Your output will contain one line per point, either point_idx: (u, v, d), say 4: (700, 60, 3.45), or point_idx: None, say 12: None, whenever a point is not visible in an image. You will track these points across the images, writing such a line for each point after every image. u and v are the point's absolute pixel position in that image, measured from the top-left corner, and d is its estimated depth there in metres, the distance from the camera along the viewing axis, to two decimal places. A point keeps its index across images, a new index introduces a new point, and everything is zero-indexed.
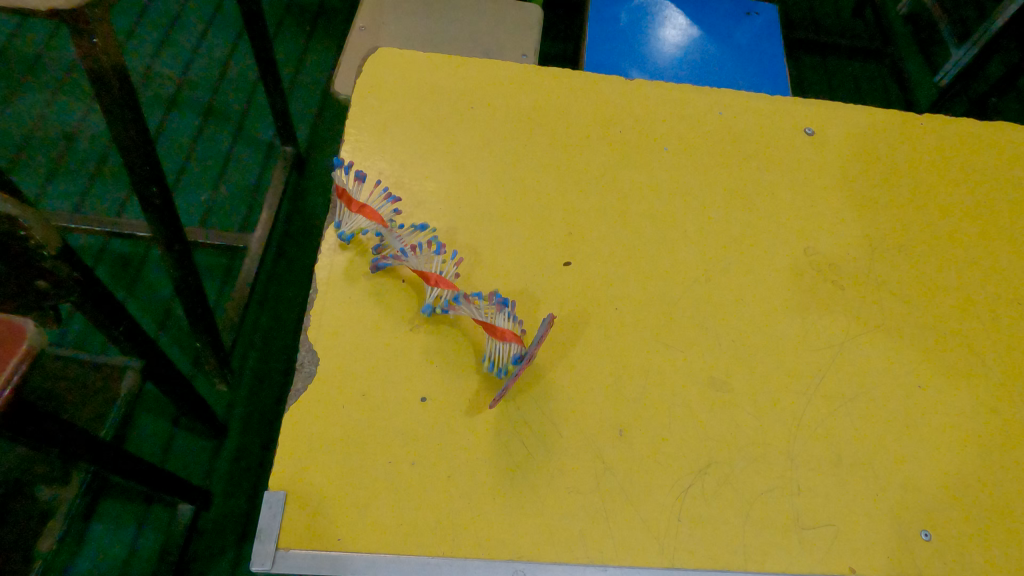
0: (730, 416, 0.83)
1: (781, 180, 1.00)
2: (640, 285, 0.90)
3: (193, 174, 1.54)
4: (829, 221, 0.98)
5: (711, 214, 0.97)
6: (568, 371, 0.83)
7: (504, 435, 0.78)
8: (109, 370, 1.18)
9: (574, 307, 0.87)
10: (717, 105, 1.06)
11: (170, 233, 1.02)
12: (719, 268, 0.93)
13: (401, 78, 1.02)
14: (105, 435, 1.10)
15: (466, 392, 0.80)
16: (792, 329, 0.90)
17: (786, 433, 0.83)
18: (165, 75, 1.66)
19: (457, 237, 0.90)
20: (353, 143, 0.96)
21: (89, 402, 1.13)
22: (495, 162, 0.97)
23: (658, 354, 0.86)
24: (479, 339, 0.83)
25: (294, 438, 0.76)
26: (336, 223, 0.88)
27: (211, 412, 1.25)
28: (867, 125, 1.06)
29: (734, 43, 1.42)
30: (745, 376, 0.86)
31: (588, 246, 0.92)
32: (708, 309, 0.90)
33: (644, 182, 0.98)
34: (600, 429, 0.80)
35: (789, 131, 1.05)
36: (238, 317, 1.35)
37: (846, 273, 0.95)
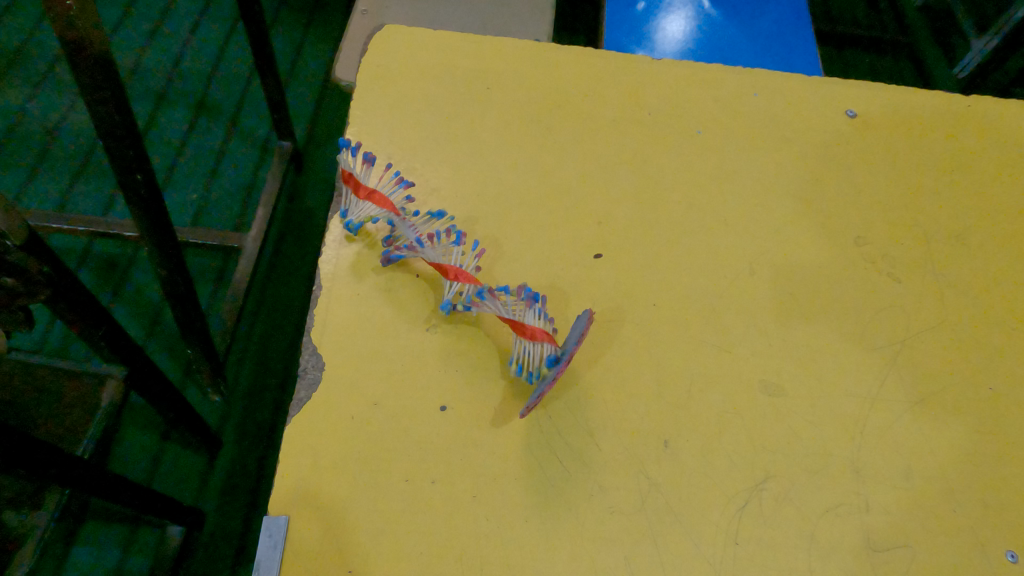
0: (788, 423, 0.74)
1: (828, 163, 0.92)
2: (681, 278, 0.81)
3: (184, 171, 1.44)
4: (882, 206, 0.89)
5: (754, 200, 0.88)
6: (605, 375, 0.74)
7: (536, 447, 0.69)
8: (90, 380, 1.07)
9: (608, 304, 0.78)
10: (755, 84, 0.97)
11: (159, 227, 0.91)
12: (765, 259, 0.84)
13: (409, 57, 0.93)
14: (82, 453, 1.00)
15: (492, 399, 0.70)
16: (850, 325, 0.81)
17: (851, 442, 0.74)
18: (155, 68, 1.56)
19: (476, 227, 0.81)
20: (358, 126, 0.87)
21: (67, 417, 1.03)
22: (514, 146, 0.88)
23: (703, 356, 0.76)
24: (505, 339, 0.74)
25: (297, 453, 0.66)
26: (341, 211, 0.79)
27: (203, 424, 1.14)
28: (915, 105, 0.97)
29: (760, 25, 1.32)
30: (803, 379, 0.77)
31: (621, 236, 0.83)
32: (757, 304, 0.81)
33: (679, 166, 0.89)
34: (643, 440, 0.71)
35: (834, 110, 0.96)
36: (233, 322, 1.25)
37: (906, 263, 0.85)
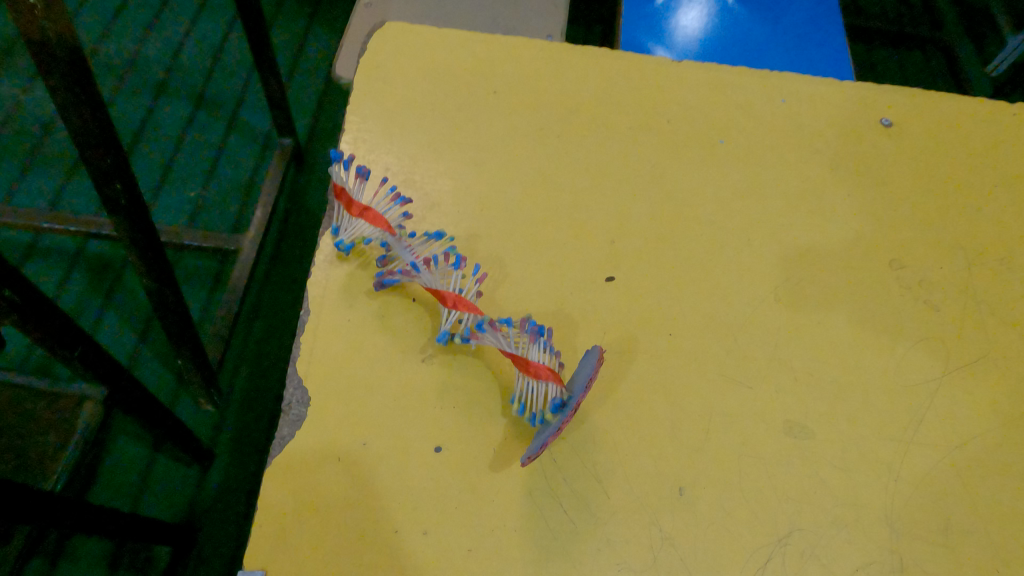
0: (814, 469, 0.68)
1: (861, 178, 0.85)
2: (700, 305, 0.75)
3: (182, 168, 1.39)
4: (921, 227, 0.82)
5: (780, 218, 0.81)
6: (615, 413, 0.68)
7: (538, 495, 0.63)
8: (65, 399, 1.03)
9: (620, 334, 0.72)
10: (783, 89, 0.90)
11: (144, 237, 0.86)
12: (794, 282, 0.77)
13: (410, 57, 0.87)
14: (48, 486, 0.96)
15: (490, 441, 0.65)
16: (884, 359, 0.74)
17: (883, 490, 0.68)
18: (154, 60, 1.50)
19: (478, 246, 0.75)
20: (354, 132, 0.81)
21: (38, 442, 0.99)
22: (522, 156, 0.81)
23: (722, 392, 0.70)
24: (507, 373, 0.68)
25: (279, 497, 0.61)
26: (333, 228, 0.73)
27: (193, 437, 1.09)
28: (955, 115, 0.90)
29: (787, 22, 1.24)
30: (831, 418, 0.70)
31: (636, 257, 0.76)
32: (783, 335, 0.74)
33: (699, 180, 0.82)
34: (656, 487, 0.65)
35: (868, 119, 0.89)
36: (228, 329, 1.19)
37: (946, 292, 0.78)
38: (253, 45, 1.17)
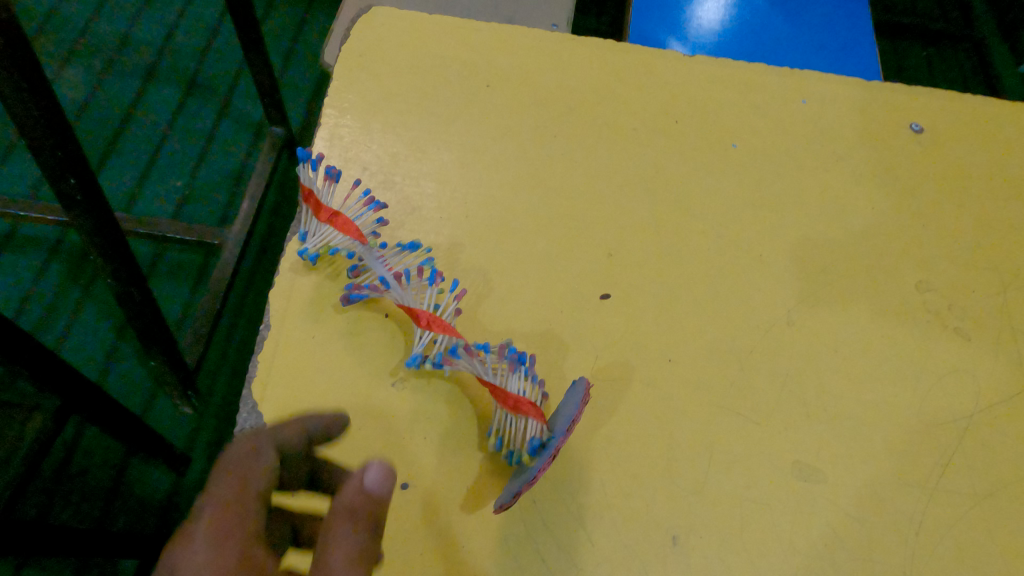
0: (823, 516, 0.61)
1: (888, 190, 0.77)
2: (703, 327, 0.68)
3: (169, 156, 1.33)
4: (950, 244, 0.74)
5: (797, 232, 0.74)
6: (605, 450, 0.61)
7: (513, 539, 0.57)
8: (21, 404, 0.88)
9: (612, 359, 0.65)
10: (805, 89, 0.82)
11: (105, 235, 0.79)
12: (809, 305, 0.70)
13: (395, 45, 0.80)
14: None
15: (462, 478, 0.59)
16: (906, 394, 0.67)
17: (903, 544, 0.60)
18: (144, 41, 1.44)
19: (460, 257, 0.68)
20: (331, 127, 0.74)
21: None
22: (515, 158, 0.74)
23: (722, 427, 0.63)
24: (485, 403, 0.61)
25: None
26: (300, 233, 0.67)
27: (167, 445, 1.02)
28: (992, 123, 0.82)
29: (811, 16, 1.16)
30: (843, 459, 0.63)
31: (633, 272, 0.69)
32: (796, 363, 0.67)
33: (709, 188, 0.75)
34: (646, 535, 0.59)
35: (896, 123, 0.81)
36: (208, 329, 1.12)
37: (979, 320, 0.71)
38: (243, 41, 1.09)
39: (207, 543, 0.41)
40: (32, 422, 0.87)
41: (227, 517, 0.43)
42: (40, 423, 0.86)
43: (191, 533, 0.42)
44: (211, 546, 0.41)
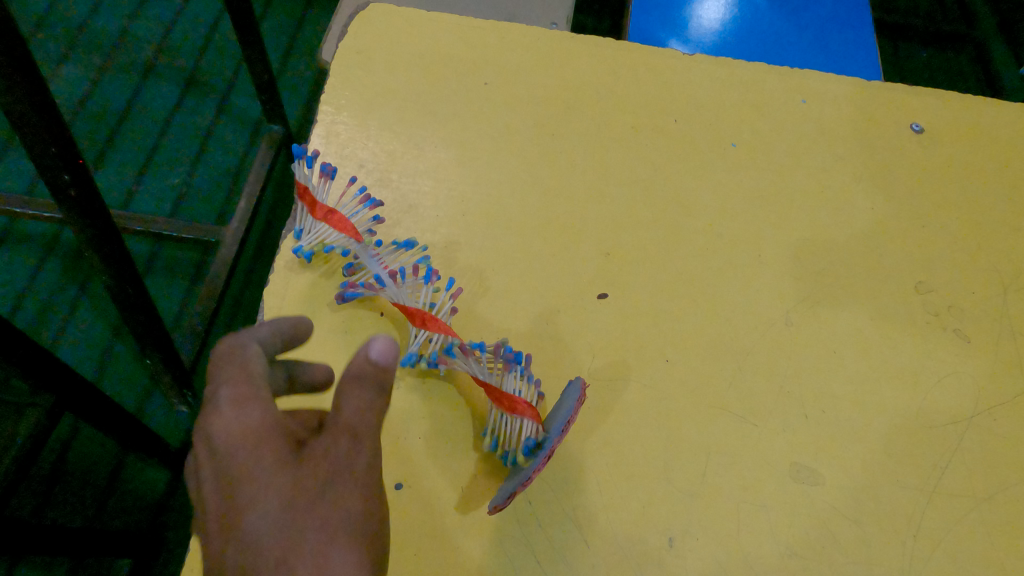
0: (820, 519, 0.60)
1: (888, 190, 0.76)
2: (700, 328, 0.67)
3: (167, 153, 1.32)
4: (950, 246, 0.74)
5: (795, 232, 0.73)
6: (602, 451, 0.61)
7: (508, 541, 0.57)
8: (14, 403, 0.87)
9: (609, 360, 0.64)
10: (804, 88, 0.82)
11: (100, 232, 0.79)
12: (808, 306, 0.69)
13: (392, 42, 0.79)
14: None
15: (457, 479, 0.58)
16: (905, 396, 0.66)
17: (901, 547, 0.60)
18: (143, 38, 1.43)
19: (457, 256, 0.68)
20: (327, 124, 0.74)
21: None
22: (513, 156, 0.74)
23: (719, 428, 0.63)
24: (480, 403, 0.61)
25: None
26: (295, 231, 0.66)
27: (162, 444, 1.02)
28: (992, 123, 0.81)
29: (811, 16, 1.15)
30: (841, 461, 0.63)
31: (630, 271, 0.69)
32: (794, 365, 0.66)
33: (707, 187, 0.75)
34: (641, 537, 0.58)
35: (896, 124, 0.80)
36: (204, 327, 1.11)
37: (979, 322, 0.70)
38: (241, 39, 1.08)
39: (229, 409, 0.38)
40: (24, 420, 0.86)
41: (239, 387, 0.39)
42: (32, 421, 0.85)
43: (211, 407, 0.39)
44: (235, 413, 0.38)
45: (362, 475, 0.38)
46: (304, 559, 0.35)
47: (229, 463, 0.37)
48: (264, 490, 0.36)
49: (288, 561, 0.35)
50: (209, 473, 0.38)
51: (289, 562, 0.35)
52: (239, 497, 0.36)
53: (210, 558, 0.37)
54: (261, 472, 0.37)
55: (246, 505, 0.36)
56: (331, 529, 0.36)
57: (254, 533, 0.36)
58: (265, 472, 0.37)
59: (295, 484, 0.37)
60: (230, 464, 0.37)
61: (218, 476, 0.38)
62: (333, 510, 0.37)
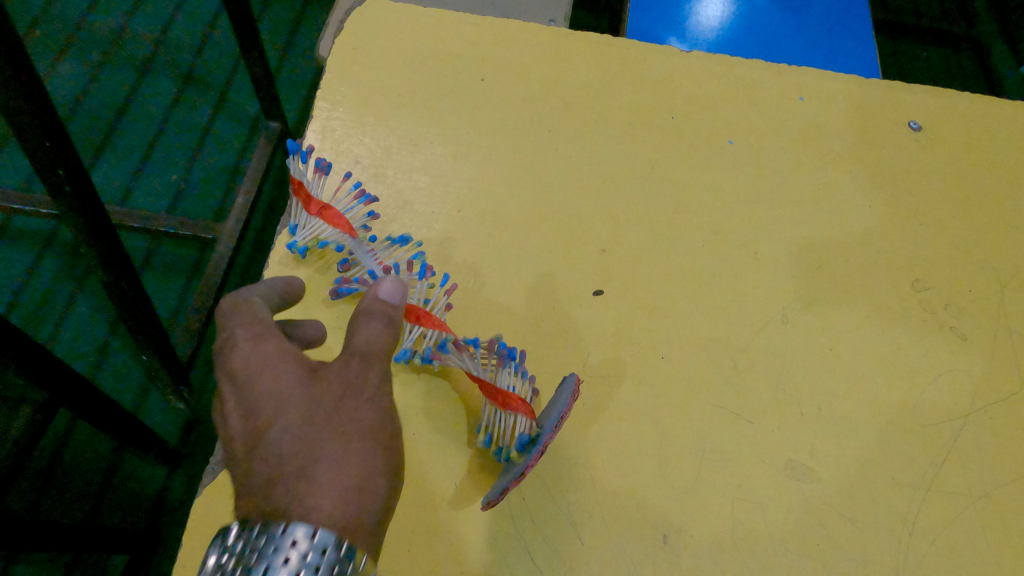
0: (815, 516, 0.60)
1: (885, 187, 0.76)
2: (696, 323, 0.67)
3: (165, 150, 1.32)
4: (946, 243, 0.73)
5: (792, 229, 0.73)
6: (596, 447, 0.61)
7: (501, 537, 0.57)
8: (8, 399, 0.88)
9: (604, 356, 0.64)
10: (802, 85, 0.81)
11: (95, 228, 0.78)
12: (803, 303, 0.69)
13: (389, 37, 0.79)
14: None
15: (450, 474, 0.58)
16: (901, 394, 0.66)
17: (897, 544, 0.60)
18: (141, 34, 1.43)
19: (452, 252, 0.68)
20: (322, 119, 0.73)
21: None
22: (509, 153, 0.74)
23: (714, 425, 0.63)
24: (475, 399, 0.61)
25: None
26: (290, 226, 0.66)
27: (159, 441, 1.01)
28: (991, 121, 0.81)
29: (810, 14, 1.15)
30: (837, 460, 0.63)
31: (626, 268, 0.69)
32: (790, 361, 0.66)
33: (703, 184, 0.74)
34: (636, 533, 0.58)
35: (894, 121, 0.80)
36: (201, 324, 1.11)
37: (975, 320, 0.70)
38: (239, 36, 1.07)
39: (247, 343, 0.43)
40: (19, 416, 0.86)
41: (254, 327, 0.44)
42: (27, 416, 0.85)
43: (229, 344, 0.43)
44: (252, 346, 0.43)
45: (372, 390, 0.42)
46: (324, 461, 0.39)
47: (249, 386, 0.41)
48: (282, 407, 0.40)
49: (308, 463, 0.39)
50: (230, 400, 0.42)
51: (310, 464, 0.39)
52: (258, 415, 0.40)
53: (236, 475, 0.40)
54: (280, 388, 0.41)
55: (267, 420, 0.40)
56: (347, 434, 0.40)
57: (276, 442, 0.39)
58: (283, 387, 0.41)
59: (310, 399, 0.41)
60: (250, 388, 0.41)
61: (238, 401, 0.41)
62: (348, 416, 0.41)
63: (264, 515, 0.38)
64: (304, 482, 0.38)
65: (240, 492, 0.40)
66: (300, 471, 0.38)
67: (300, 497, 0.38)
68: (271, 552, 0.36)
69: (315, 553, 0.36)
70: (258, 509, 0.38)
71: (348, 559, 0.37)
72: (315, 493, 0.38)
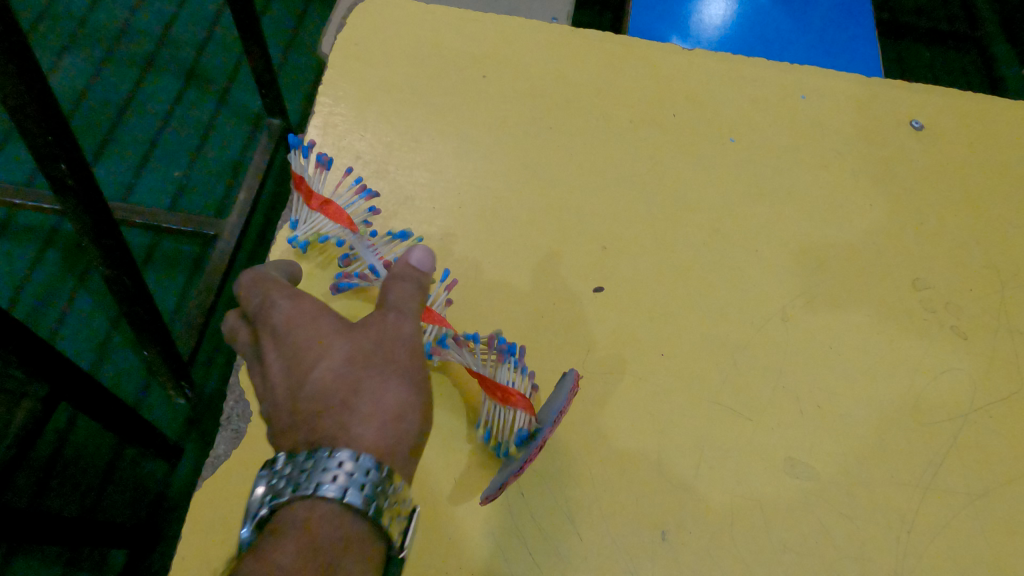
0: (814, 514, 0.60)
1: (887, 186, 0.76)
2: (697, 320, 0.67)
3: (167, 146, 1.32)
4: (948, 242, 0.73)
5: (793, 228, 0.73)
6: (596, 443, 0.61)
7: (501, 533, 0.57)
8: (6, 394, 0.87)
9: (604, 353, 0.64)
10: (804, 84, 0.81)
11: (97, 222, 0.78)
12: (804, 301, 0.69)
13: (391, 34, 0.79)
14: None
15: (450, 469, 0.58)
16: (902, 392, 0.66)
17: (895, 542, 0.60)
18: (144, 30, 1.43)
19: (453, 248, 0.68)
20: (324, 115, 0.74)
21: None
22: (510, 149, 0.74)
23: (714, 423, 0.63)
24: (475, 395, 0.61)
25: (212, 522, 0.56)
26: (291, 221, 0.66)
27: (159, 437, 1.02)
28: (992, 120, 0.81)
29: (813, 13, 1.15)
30: (837, 458, 0.63)
31: (627, 266, 0.69)
32: (791, 359, 0.66)
33: (705, 182, 0.74)
34: (635, 529, 0.58)
35: (896, 120, 0.80)
36: (202, 321, 1.11)
37: (977, 319, 0.70)
38: (240, 32, 1.07)
39: (286, 305, 0.51)
40: (18, 410, 0.86)
41: (289, 292, 0.52)
42: (27, 411, 0.85)
43: (268, 306, 0.51)
44: (290, 308, 0.51)
45: (402, 338, 0.50)
46: (361, 399, 0.47)
47: (291, 340, 0.50)
48: (325, 355, 0.49)
49: (349, 400, 0.47)
50: (274, 353, 0.50)
51: (352, 399, 0.47)
52: (303, 363, 0.49)
53: (285, 415, 0.49)
54: (320, 340, 0.49)
55: (312, 367, 0.48)
56: (379, 377, 0.48)
57: (321, 385, 0.48)
58: (321, 341, 0.49)
59: (346, 349, 0.49)
60: (292, 342, 0.50)
61: (283, 353, 0.50)
62: (379, 362, 0.49)
63: (314, 442, 0.46)
64: (346, 416, 0.47)
65: (290, 427, 0.48)
66: (344, 405, 0.47)
67: (344, 427, 0.46)
68: (322, 471, 0.44)
69: (360, 473, 0.44)
70: (309, 438, 0.47)
71: (387, 478, 0.45)
72: (358, 423, 0.47)
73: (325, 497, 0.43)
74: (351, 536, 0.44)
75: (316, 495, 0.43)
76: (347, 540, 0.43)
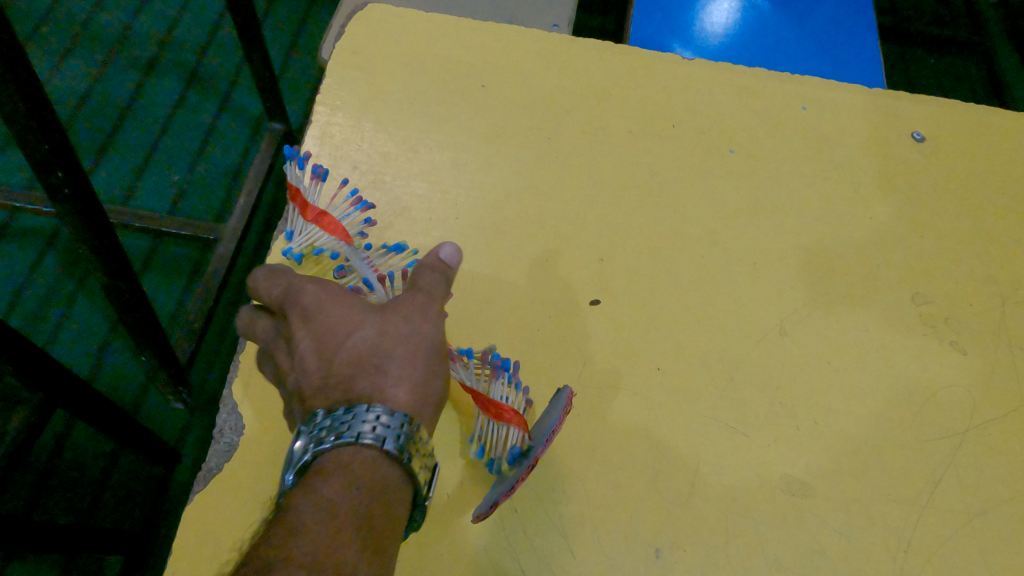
0: (809, 531, 0.60)
1: (887, 199, 0.75)
2: (693, 335, 0.67)
3: (168, 149, 1.32)
4: (948, 256, 0.73)
5: (791, 241, 0.72)
6: (590, 458, 0.60)
7: (492, 548, 0.56)
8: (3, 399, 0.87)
9: (599, 367, 0.64)
10: (804, 96, 0.81)
11: (94, 229, 0.78)
12: (801, 315, 0.69)
13: (390, 43, 0.79)
14: None
15: (443, 483, 0.58)
16: (899, 408, 0.66)
17: (891, 561, 0.59)
18: (146, 34, 1.43)
19: None
20: (322, 125, 0.73)
21: None
22: (508, 160, 0.73)
23: (709, 439, 0.62)
24: (470, 411, 0.60)
25: (204, 534, 0.56)
26: (286, 232, 0.66)
27: (157, 441, 1.02)
28: (994, 133, 0.80)
29: (815, 21, 1.15)
30: (833, 474, 0.62)
31: (623, 278, 0.68)
32: (787, 375, 0.66)
33: (703, 195, 0.74)
34: (629, 546, 0.58)
35: (897, 131, 0.79)
36: (201, 324, 1.11)
37: (976, 335, 0.69)
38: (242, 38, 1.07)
39: (313, 285, 0.53)
40: (14, 416, 0.86)
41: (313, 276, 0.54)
42: (23, 416, 0.85)
43: (295, 289, 0.53)
44: (316, 286, 0.53)
45: (430, 316, 0.52)
46: (394, 363, 0.49)
47: (320, 315, 0.51)
48: (357, 324, 0.51)
49: (383, 363, 0.49)
50: (302, 328, 0.51)
51: (386, 363, 0.49)
52: (334, 334, 0.51)
53: (314, 383, 0.50)
54: (350, 314, 0.51)
55: (346, 336, 0.50)
56: (410, 347, 0.50)
57: (355, 351, 0.50)
58: (351, 315, 0.51)
59: (378, 321, 0.51)
60: (323, 315, 0.51)
61: (312, 328, 0.51)
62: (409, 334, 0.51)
63: (349, 400, 0.47)
64: (381, 377, 0.48)
65: (320, 391, 0.49)
66: (378, 370, 0.49)
67: (379, 387, 0.48)
68: (361, 421, 0.45)
69: (395, 424, 0.45)
70: (343, 399, 0.48)
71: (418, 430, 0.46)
72: (391, 383, 0.48)
73: (366, 444, 0.44)
74: (388, 482, 0.45)
75: (358, 441, 0.44)
76: (385, 483, 0.44)
